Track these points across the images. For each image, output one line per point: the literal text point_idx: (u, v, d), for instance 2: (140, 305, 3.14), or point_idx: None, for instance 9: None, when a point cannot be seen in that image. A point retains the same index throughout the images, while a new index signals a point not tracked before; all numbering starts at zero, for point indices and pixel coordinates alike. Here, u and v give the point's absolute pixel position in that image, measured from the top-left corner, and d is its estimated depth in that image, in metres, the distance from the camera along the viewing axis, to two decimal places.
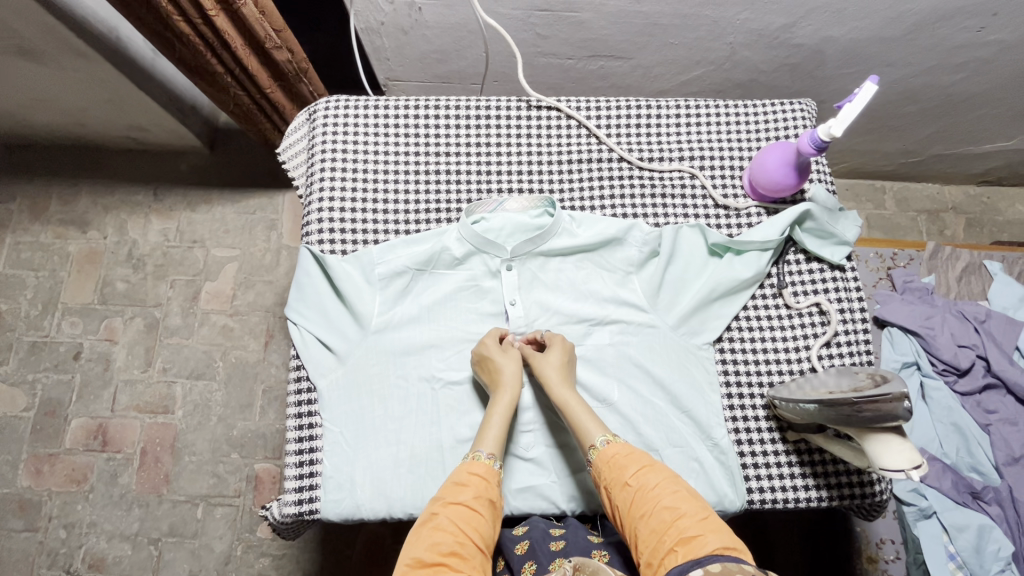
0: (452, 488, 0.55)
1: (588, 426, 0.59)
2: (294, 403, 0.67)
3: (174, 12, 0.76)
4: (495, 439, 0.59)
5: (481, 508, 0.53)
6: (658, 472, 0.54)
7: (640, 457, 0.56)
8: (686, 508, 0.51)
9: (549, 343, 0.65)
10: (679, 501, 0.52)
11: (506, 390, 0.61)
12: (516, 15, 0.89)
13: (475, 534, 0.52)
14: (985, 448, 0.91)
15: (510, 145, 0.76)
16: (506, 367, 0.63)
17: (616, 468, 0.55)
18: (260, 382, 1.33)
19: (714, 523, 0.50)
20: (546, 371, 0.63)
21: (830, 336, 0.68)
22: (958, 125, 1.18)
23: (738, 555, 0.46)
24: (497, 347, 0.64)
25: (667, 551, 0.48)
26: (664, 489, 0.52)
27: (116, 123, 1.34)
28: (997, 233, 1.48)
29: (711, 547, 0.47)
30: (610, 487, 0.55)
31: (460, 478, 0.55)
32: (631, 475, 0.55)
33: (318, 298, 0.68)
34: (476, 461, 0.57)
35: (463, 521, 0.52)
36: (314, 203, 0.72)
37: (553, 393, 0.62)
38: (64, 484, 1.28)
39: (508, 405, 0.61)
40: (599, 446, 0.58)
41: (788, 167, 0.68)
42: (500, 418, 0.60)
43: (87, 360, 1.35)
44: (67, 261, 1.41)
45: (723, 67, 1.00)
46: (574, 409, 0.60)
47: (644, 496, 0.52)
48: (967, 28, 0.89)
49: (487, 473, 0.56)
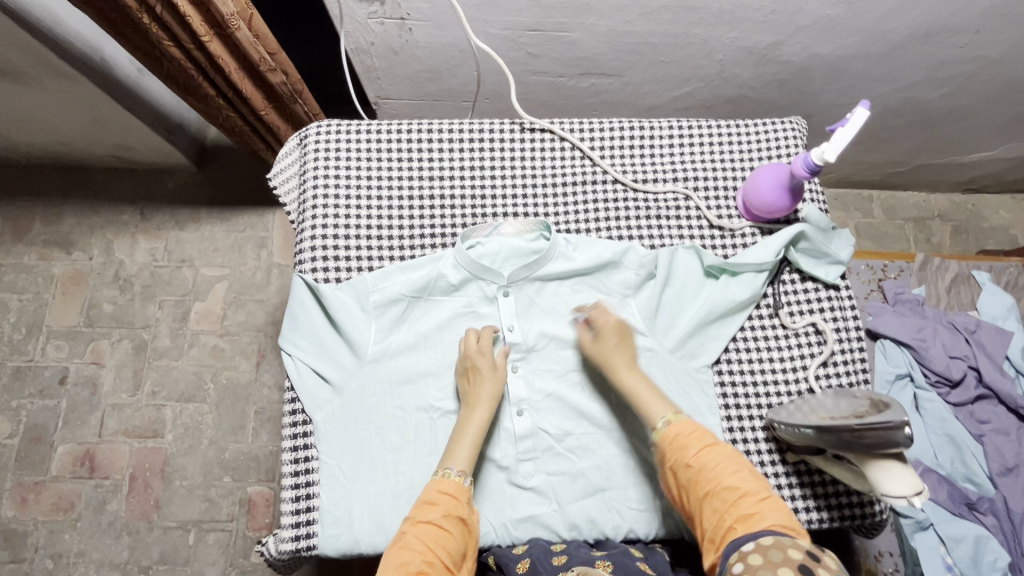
0: (421, 506, 0.56)
1: (653, 404, 0.61)
2: (289, 437, 0.65)
3: (166, 38, 0.76)
4: (466, 459, 0.59)
5: (450, 527, 0.55)
6: (721, 453, 0.56)
7: (707, 439, 0.58)
8: (747, 488, 0.54)
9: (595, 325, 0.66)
10: (741, 482, 0.54)
11: (484, 407, 0.62)
12: (507, 36, 0.89)
13: (443, 552, 0.53)
14: (979, 459, 0.92)
15: (505, 167, 0.75)
16: (486, 382, 0.63)
17: (679, 446, 0.58)
18: (253, 403, 1.31)
19: (773, 502, 0.53)
20: (605, 354, 0.65)
21: (827, 356, 0.69)
22: (943, 135, 1.20)
23: (793, 534, 0.50)
24: (486, 356, 0.64)
25: (727, 528, 0.52)
26: (725, 470, 0.55)
27: (101, 143, 1.32)
28: (982, 240, 1.50)
29: (769, 524, 0.51)
30: (673, 466, 0.58)
31: (429, 496, 0.56)
32: (694, 456, 0.57)
33: (312, 328, 0.67)
34: (445, 479, 0.57)
35: (432, 541, 0.53)
36: (307, 230, 0.71)
37: (619, 377, 0.63)
38: (50, 513, 1.25)
39: (480, 422, 0.61)
40: (660, 427, 0.60)
41: (781, 190, 0.68)
42: (473, 435, 0.61)
43: (73, 384, 1.32)
44: (52, 283, 1.38)
45: (713, 83, 1.01)
46: (635, 393, 0.62)
47: (705, 476, 0.55)
48: (952, 44, 0.91)
49: (456, 491, 0.57)
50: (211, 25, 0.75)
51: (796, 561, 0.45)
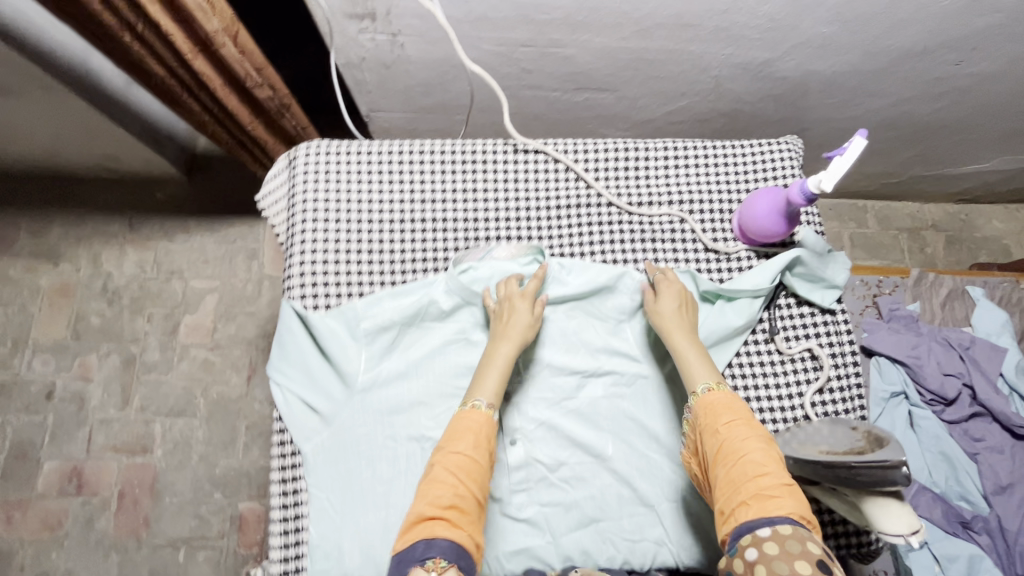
0: (451, 438, 0.57)
1: (697, 368, 0.61)
2: (278, 470, 0.65)
3: (149, 56, 0.74)
4: (494, 390, 0.60)
5: (480, 458, 0.56)
6: (752, 429, 0.55)
7: (741, 414, 0.57)
8: (772, 469, 0.52)
9: (658, 288, 0.67)
10: (766, 460, 0.53)
11: (509, 342, 0.63)
12: (501, 51, 0.88)
13: (474, 487, 0.54)
14: (974, 477, 0.92)
15: (498, 190, 0.74)
16: (520, 321, 0.64)
17: (712, 414, 0.57)
18: (244, 418, 1.30)
19: (794, 489, 0.52)
20: (661, 315, 0.65)
21: (823, 383, 0.68)
22: (938, 148, 1.20)
23: (808, 526, 0.49)
24: (526, 302, 0.65)
25: (739, 502, 0.51)
26: (752, 445, 0.54)
27: (87, 153, 1.29)
28: (976, 250, 1.50)
29: (787, 511, 0.49)
30: (702, 431, 0.57)
31: (459, 428, 0.57)
32: (724, 425, 0.56)
33: (301, 357, 0.65)
34: (475, 410, 0.58)
35: (462, 473, 0.54)
36: (296, 255, 0.70)
37: (671, 340, 0.64)
38: (37, 531, 1.23)
39: (507, 356, 0.62)
40: (700, 392, 0.60)
41: (777, 215, 0.67)
42: (501, 369, 0.61)
43: (60, 400, 1.30)
44: (38, 295, 1.36)
45: (708, 98, 1.00)
46: (683, 354, 0.62)
47: (730, 448, 0.54)
48: (947, 61, 0.90)
49: (484, 422, 0.58)
50: (195, 42, 0.73)
51: (815, 555, 0.45)
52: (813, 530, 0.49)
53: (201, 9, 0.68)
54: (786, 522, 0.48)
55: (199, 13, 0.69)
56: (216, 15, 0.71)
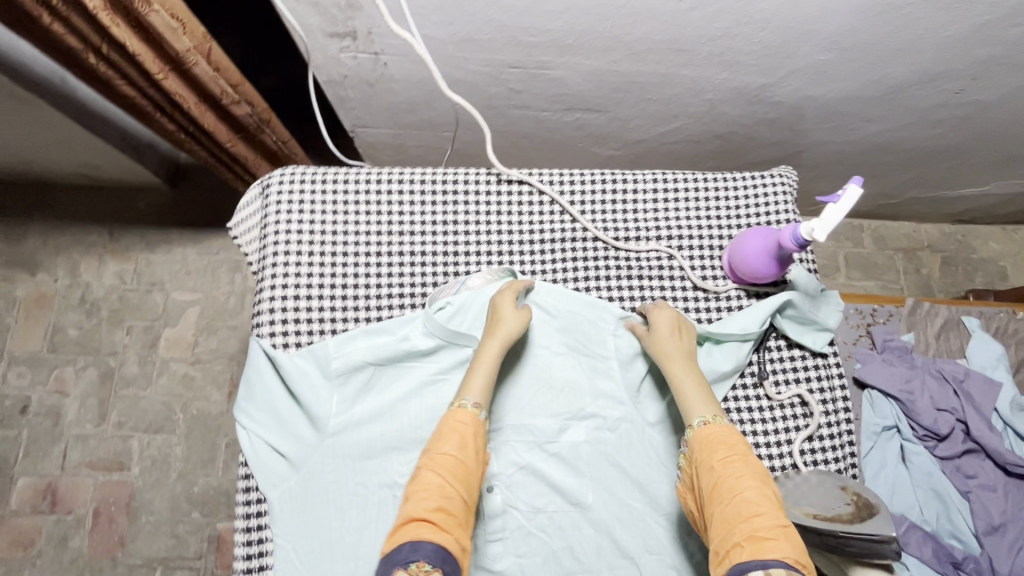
0: (438, 439, 0.55)
1: (694, 400, 0.58)
2: (243, 516, 0.62)
3: (117, 78, 0.71)
4: (481, 390, 0.59)
5: (467, 460, 0.54)
6: (749, 466, 0.52)
7: (741, 451, 0.53)
8: (767, 508, 0.49)
9: (654, 313, 0.65)
10: (762, 499, 0.49)
11: (497, 340, 0.62)
12: (487, 72, 0.85)
13: (461, 489, 0.52)
14: (965, 516, 0.90)
15: (480, 222, 0.71)
16: (511, 321, 0.63)
17: (708, 448, 0.54)
18: (224, 434, 1.27)
19: (791, 531, 0.48)
20: (659, 343, 0.63)
21: (813, 430, 0.66)
22: (936, 171, 1.17)
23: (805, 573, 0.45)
24: (508, 299, 0.64)
25: (734, 544, 0.47)
26: (748, 482, 0.50)
27: (65, 162, 1.25)
28: (972, 272, 1.48)
29: (783, 555, 0.45)
30: (698, 467, 0.54)
31: (445, 429, 0.56)
32: (720, 462, 0.53)
33: (269, 399, 0.63)
34: (461, 410, 0.57)
35: (450, 474, 0.52)
36: (267, 289, 0.67)
37: (669, 366, 0.61)
38: (9, 550, 1.20)
39: (496, 355, 0.61)
40: (695, 426, 0.57)
41: (767, 257, 0.65)
42: (487, 368, 0.60)
43: (35, 414, 1.27)
44: (14, 306, 1.32)
45: (703, 120, 0.97)
46: (679, 382, 0.60)
47: (726, 484, 0.51)
48: (947, 89, 0.88)
49: (470, 421, 0.56)
50: (165, 61, 0.70)
51: None
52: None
53: (169, 28, 0.65)
54: (779, 565, 0.44)
55: (168, 33, 0.66)
56: (186, 34, 0.68)
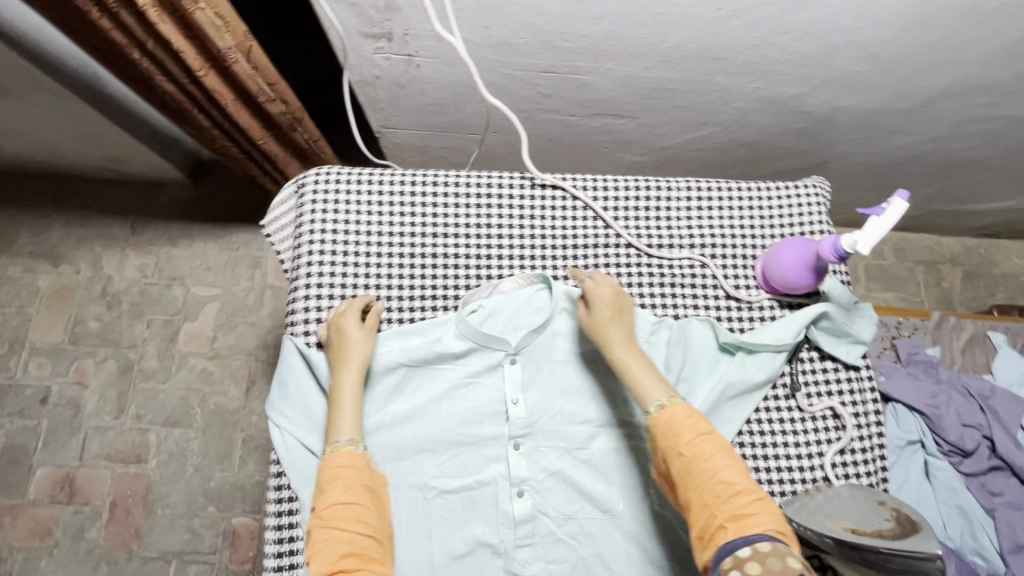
0: (322, 492, 0.54)
1: (647, 384, 0.58)
2: (274, 514, 0.62)
3: (160, 73, 0.72)
4: (351, 424, 0.58)
5: (357, 498, 0.54)
6: (718, 444, 0.53)
7: (705, 429, 0.54)
8: (742, 484, 0.50)
9: (592, 296, 0.64)
10: (735, 476, 0.51)
11: (351, 368, 0.61)
12: (519, 76, 0.85)
13: (361, 526, 0.52)
14: (989, 534, 0.89)
15: (513, 225, 0.71)
16: (356, 344, 0.62)
17: (672, 433, 0.55)
18: (241, 430, 1.27)
19: (766, 502, 0.50)
20: (600, 328, 0.62)
21: (845, 443, 0.65)
22: (963, 185, 1.16)
23: (785, 541, 0.47)
24: (351, 318, 0.63)
25: (717, 526, 0.48)
26: (719, 463, 0.52)
27: (90, 155, 1.26)
28: (994, 287, 1.47)
29: (764, 527, 0.47)
30: (666, 454, 0.55)
31: (327, 478, 0.55)
32: (686, 444, 0.54)
33: (302, 398, 0.63)
34: (335, 453, 0.56)
35: (341, 521, 0.52)
36: (301, 286, 0.67)
37: (614, 353, 0.61)
38: (27, 539, 1.21)
39: (354, 382, 0.60)
40: (653, 412, 0.57)
41: (804, 268, 0.65)
42: (350, 403, 0.59)
43: (55, 405, 1.28)
44: (36, 297, 1.33)
45: (731, 128, 0.97)
46: (629, 369, 0.60)
47: (699, 467, 0.52)
48: (981, 103, 0.87)
49: (349, 460, 0.56)
50: (206, 58, 0.71)
51: (796, 571, 0.43)
52: (792, 544, 0.47)
53: (213, 27, 0.66)
54: (762, 539, 0.46)
55: (212, 31, 0.67)
56: (229, 32, 0.69)
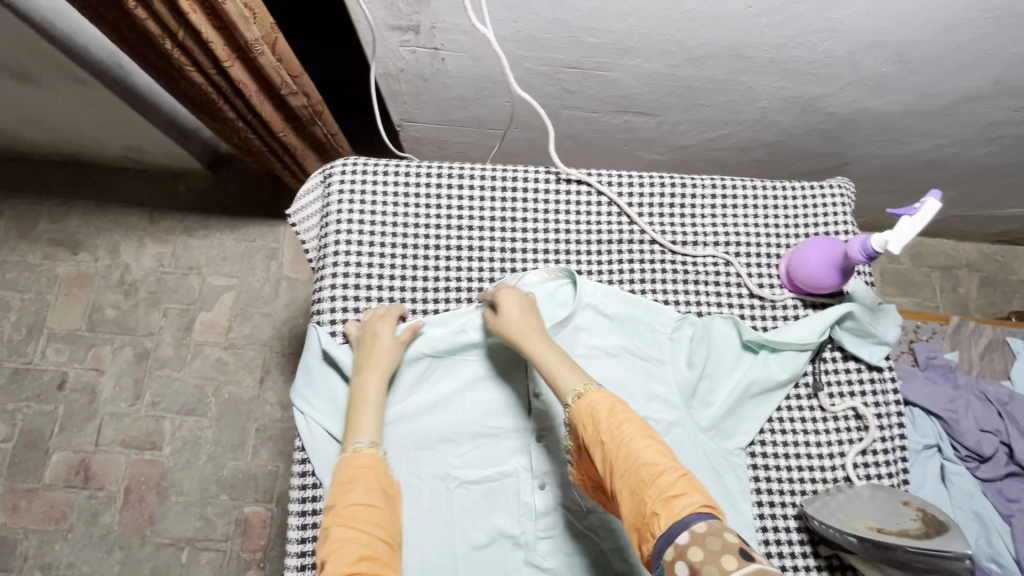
0: (340, 491, 0.54)
1: (563, 375, 0.57)
2: (298, 499, 0.63)
3: (189, 64, 0.72)
4: (372, 427, 0.58)
5: (376, 501, 0.54)
6: (637, 425, 0.52)
7: (622, 412, 0.53)
8: (664, 463, 0.49)
9: (500, 299, 0.63)
10: (657, 455, 0.50)
11: (376, 371, 0.61)
12: (544, 71, 0.85)
13: (378, 528, 0.52)
14: (1006, 540, 0.87)
15: (538, 219, 0.72)
16: (384, 346, 0.62)
17: (592, 421, 0.53)
18: (254, 420, 1.28)
19: (692, 477, 0.48)
20: (508, 326, 0.61)
21: (868, 444, 0.65)
22: (984, 190, 1.15)
23: (717, 514, 0.46)
24: (388, 322, 0.64)
25: (650, 515, 0.46)
26: (640, 444, 0.50)
27: (112, 144, 1.28)
28: (1011, 293, 1.46)
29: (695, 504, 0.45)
30: (588, 445, 0.53)
31: (346, 478, 0.54)
32: (606, 430, 0.52)
33: (327, 387, 0.65)
34: (358, 454, 0.56)
35: (359, 521, 0.51)
36: (328, 275, 0.68)
37: (525, 349, 0.60)
38: (42, 522, 1.22)
39: (378, 384, 0.60)
40: (571, 403, 0.55)
41: (830, 267, 0.64)
42: (373, 404, 0.59)
43: (71, 390, 1.29)
44: (55, 283, 1.35)
45: (753, 128, 0.96)
46: (546, 362, 0.58)
47: (622, 453, 0.50)
48: (1008, 107, 0.87)
49: (371, 463, 0.56)
50: (233, 49, 0.71)
51: (736, 545, 0.42)
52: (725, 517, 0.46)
53: (242, 17, 0.67)
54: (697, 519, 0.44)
55: (240, 22, 0.67)
56: (256, 23, 0.69)
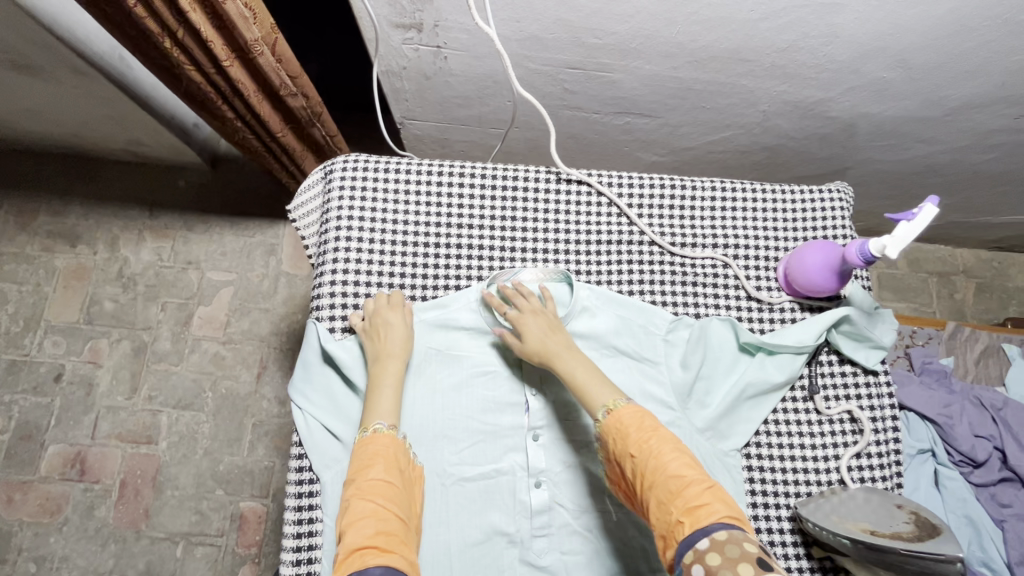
0: (359, 469, 0.55)
1: (594, 390, 0.58)
2: (294, 494, 0.63)
3: (187, 63, 0.73)
4: (391, 410, 0.59)
5: (394, 479, 0.55)
6: (666, 441, 0.53)
7: (651, 426, 0.54)
8: (692, 475, 0.50)
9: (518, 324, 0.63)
10: (684, 468, 0.51)
11: (395, 358, 0.62)
12: (546, 71, 0.86)
13: (395, 506, 0.53)
14: (998, 545, 0.87)
15: (537, 219, 0.72)
16: (395, 336, 0.63)
17: (622, 437, 0.54)
18: (251, 415, 1.28)
19: (717, 489, 0.49)
20: (535, 347, 0.62)
21: (863, 447, 0.66)
22: (982, 197, 1.16)
23: (741, 524, 0.47)
24: (396, 312, 0.65)
25: (674, 522, 0.48)
26: (669, 456, 0.51)
27: (113, 137, 1.27)
28: (1007, 300, 1.46)
29: (718, 515, 0.47)
30: (616, 457, 0.55)
31: (367, 456, 0.56)
32: (635, 443, 0.53)
33: (325, 383, 0.65)
34: (378, 435, 0.57)
35: (377, 496, 0.53)
36: (327, 272, 0.69)
37: (558, 365, 0.60)
38: (37, 515, 1.22)
39: (399, 371, 0.62)
40: (601, 418, 0.56)
41: (829, 272, 0.65)
42: (391, 387, 0.61)
43: (68, 383, 1.29)
44: (54, 275, 1.34)
45: (753, 131, 0.97)
46: (572, 376, 0.59)
47: (650, 464, 0.51)
48: (1006, 115, 0.87)
49: (389, 443, 0.57)
50: (233, 48, 0.71)
51: (754, 555, 0.43)
52: (746, 527, 0.47)
53: (241, 16, 0.66)
54: (719, 527, 0.45)
55: (240, 21, 0.67)
56: (256, 23, 0.69)
